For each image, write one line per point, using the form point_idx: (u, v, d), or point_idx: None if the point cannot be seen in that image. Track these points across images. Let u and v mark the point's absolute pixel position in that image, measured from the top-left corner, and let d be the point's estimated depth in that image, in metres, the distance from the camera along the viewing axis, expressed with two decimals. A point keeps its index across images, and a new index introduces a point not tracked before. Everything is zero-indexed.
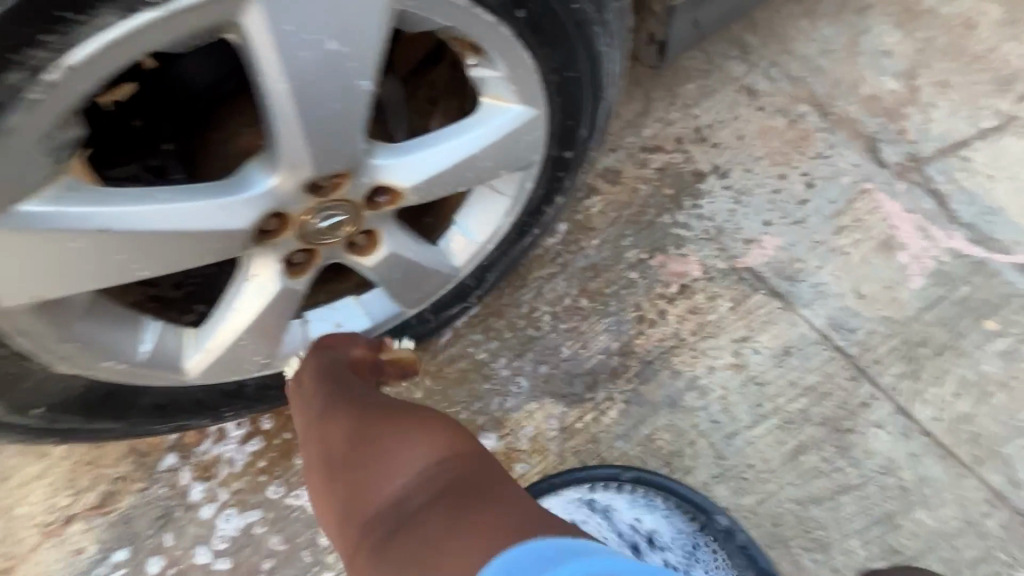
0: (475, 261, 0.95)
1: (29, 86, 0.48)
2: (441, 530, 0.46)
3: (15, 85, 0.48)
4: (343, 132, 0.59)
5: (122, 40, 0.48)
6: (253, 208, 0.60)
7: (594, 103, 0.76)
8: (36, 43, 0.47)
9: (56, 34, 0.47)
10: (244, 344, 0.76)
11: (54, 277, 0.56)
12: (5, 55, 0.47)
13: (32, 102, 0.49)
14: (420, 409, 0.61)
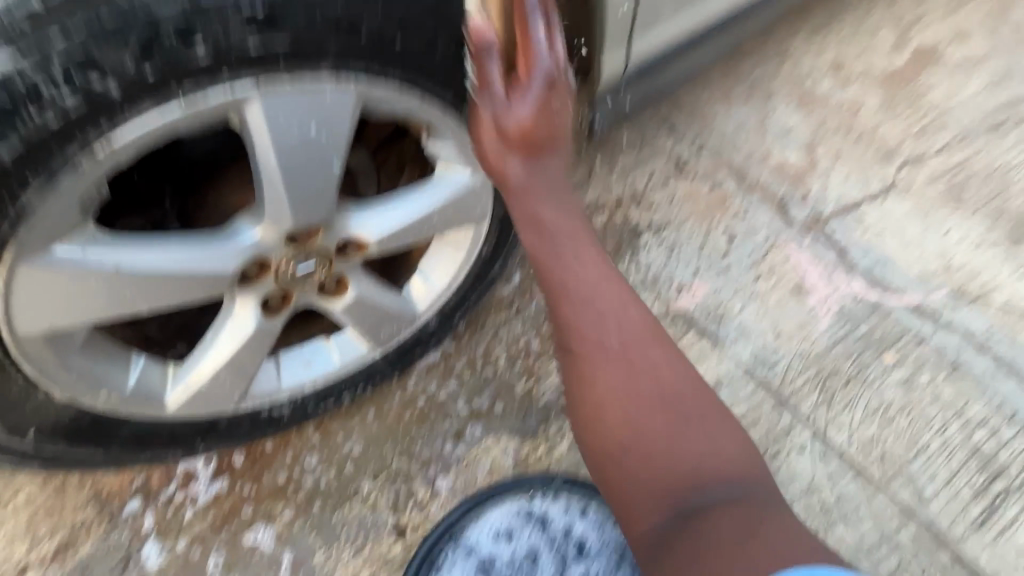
0: (436, 305, 1.07)
1: (77, 156, 0.59)
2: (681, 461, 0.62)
3: (70, 155, 0.59)
4: (320, 194, 0.72)
5: (157, 121, 0.61)
6: (240, 255, 0.71)
7: None
8: (93, 125, 0.58)
9: (109, 118, 0.59)
10: (222, 378, 0.84)
11: (70, 308, 0.65)
12: (70, 133, 0.58)
13: (77, 167, 0.59)
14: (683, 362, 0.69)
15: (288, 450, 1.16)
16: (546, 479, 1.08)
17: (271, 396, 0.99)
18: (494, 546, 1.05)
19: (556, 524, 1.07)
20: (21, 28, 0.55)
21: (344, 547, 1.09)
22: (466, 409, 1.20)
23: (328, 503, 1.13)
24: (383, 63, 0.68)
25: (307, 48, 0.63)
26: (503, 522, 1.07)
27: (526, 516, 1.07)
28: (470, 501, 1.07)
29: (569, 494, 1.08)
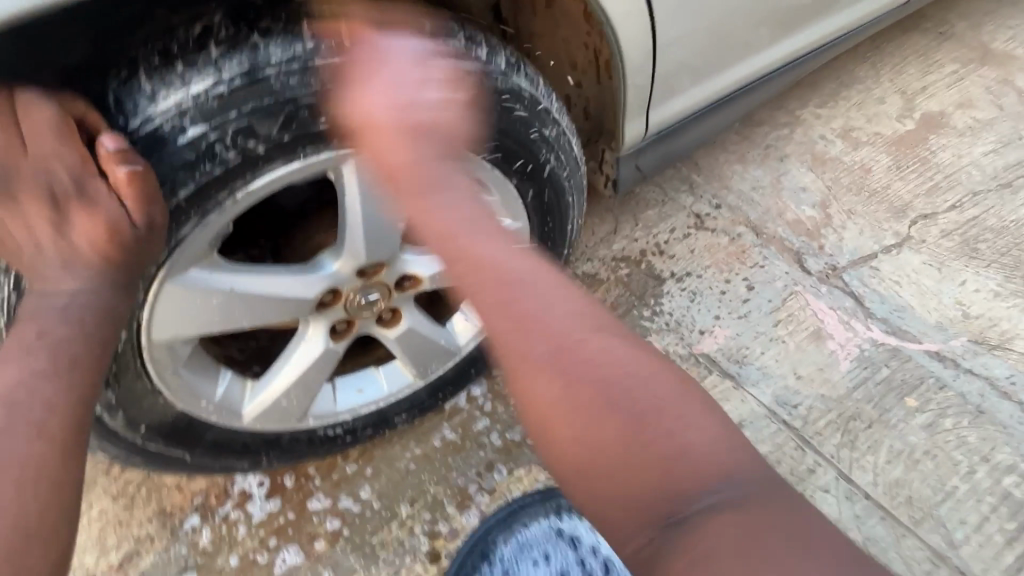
0: (475, 341, 1.19)
1: (210, 206, 0.72)
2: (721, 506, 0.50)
3: (206, 206, 0.72)
4: (388, 236, 0.86)
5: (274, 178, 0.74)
6: (320, 284, 0.85)
7: (562, 221, 1.04)
8: (226, 185, 0.72)
9: (241, 179, 0.72)
10: (291, 393, 0.96)
11: (190, 321, 0.79)
12: (209, 190, 0.71)
13: (209, 215, 0.73)
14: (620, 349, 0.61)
15: (334, 473, 1.25)
16: (573, 495, 1.12)
17: (327, 418, 1.10)
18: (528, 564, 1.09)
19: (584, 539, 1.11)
20: (209, 103, 0.68)
21: (381, 570, 1.16)
22: (499, 440, 1.28)
23: (368, 527, 1.20)
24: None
25: (394, 118, 0.76)
26: (534, 542, 1.11)
27: (555, 534, 1.11)
28: (497, 523, 1.09)
29: (594, 510, 1.12)
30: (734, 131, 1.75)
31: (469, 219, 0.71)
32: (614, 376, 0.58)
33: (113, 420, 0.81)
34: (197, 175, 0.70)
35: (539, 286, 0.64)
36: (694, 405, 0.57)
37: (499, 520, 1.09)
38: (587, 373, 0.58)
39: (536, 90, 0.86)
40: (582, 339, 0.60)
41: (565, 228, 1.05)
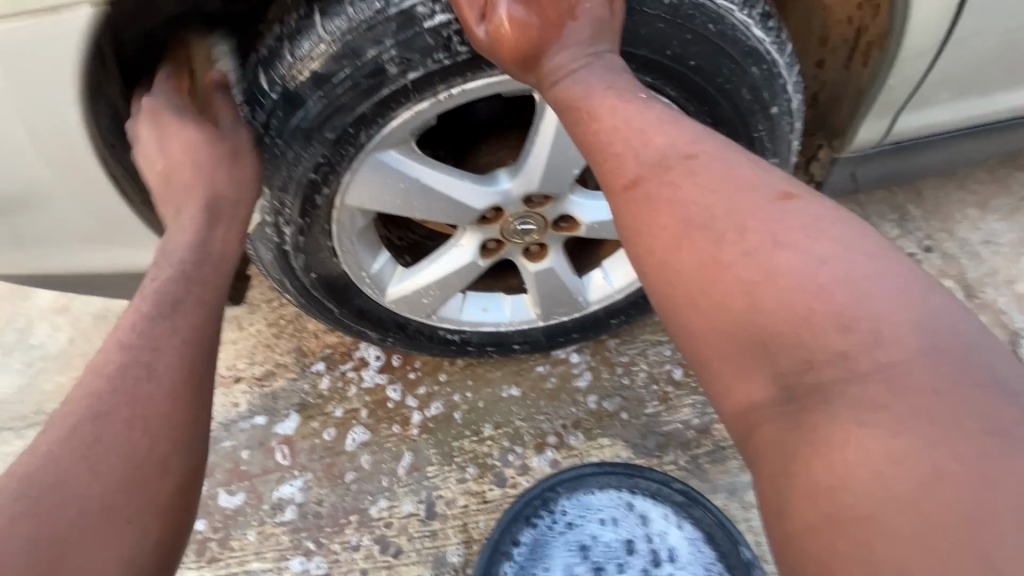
0: (604, 302, 1.18)
1: (424, 95, 0.72)
2: (866, 449, 0.42)
3: (422, 93, 0.72)
4: (566, 171, 0.87)
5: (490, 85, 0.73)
6: (492, 198, 0.88)
7: None
8: (445, 79, 0.71)
9: (461, 77, 0.71)
10: (431, 289, 1.03)
11: (373, 198, 0.82)
12: (431, 80, 0.71)
13: (421, 101, 0.73)
14: (755, 188, 0.55)
15: (437, 373, 1.35)
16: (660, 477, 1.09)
17: (451, 323, 1.16)
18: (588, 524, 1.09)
19: (653, 518, 1.08)
20: None
21: (453, 471, 1.24)
22: (594, 403, 1.28)
23: (451, 430, 1.28)
24: (673, 79, 0.74)
25: (625, 47, 0.70)
26: (602, 505, 1.10)
27: (628, 508, 1.09)
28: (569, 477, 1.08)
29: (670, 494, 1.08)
30: (984, 168, 1.43)
31: (654, 125, 0.62)
32: (730, 262, 0.52)
33: (291, 262, 0.89)
34: (428, 62, 0.69)
35: (705, 162, 0.58)
36: (839, 235, 0.50)
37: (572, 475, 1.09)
38: (722, 205, 0.55)
39: (790, 59, 0.75)
40: (741, 182, 0.56)
41: None
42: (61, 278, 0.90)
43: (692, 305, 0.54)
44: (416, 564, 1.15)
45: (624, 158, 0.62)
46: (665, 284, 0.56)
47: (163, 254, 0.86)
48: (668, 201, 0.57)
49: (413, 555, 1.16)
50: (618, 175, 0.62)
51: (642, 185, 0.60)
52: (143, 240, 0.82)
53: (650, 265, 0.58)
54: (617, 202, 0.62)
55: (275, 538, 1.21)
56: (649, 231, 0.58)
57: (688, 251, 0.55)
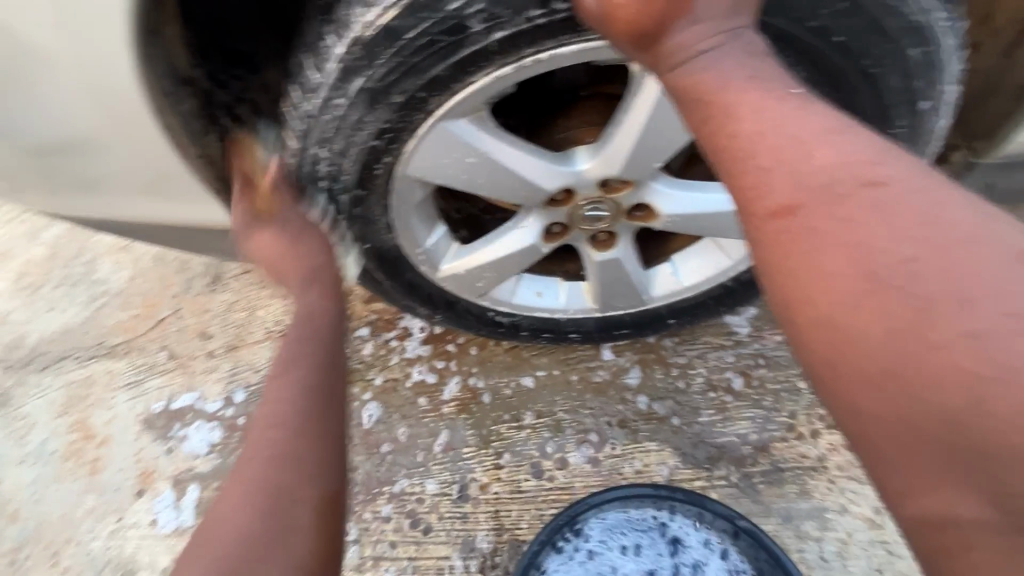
0: (669, 299, 1.08)
1: (506, 58, 0.63)
2: None
3: (504, 56, 0.63)
4: (652, 156, 0.77)
5: (582, 51, 0.64)
6: (565, 179, 0.79)
7: None
8: (533, 42, 0.62)
9: (551, 40, 0.62)
10: (486, 270, 0.97)
11: (435, 170, 0.75)
12: (518, 41, 0.62)
13: (502, 66, 0.64)
14: (977, 234, 0.42)
15: (481, 353, 1.31)
16: (716, 508, 0.98)
17: (502, 305, 1.10)
18: (612, 555, 1.00)
19: (687, 551, 0.99)
20: None
21: (489, 455, 1.20)
22: (643, 404, 1.20)
23: (491, 413, 1.24)
24: (811, 58, 0.62)
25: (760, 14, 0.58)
26: (630, 529, 1.00)
27: (660, 531, 1.00)
28: (605, 498, 0.99)
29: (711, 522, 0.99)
30: None
31: (821, 136, 0.49)
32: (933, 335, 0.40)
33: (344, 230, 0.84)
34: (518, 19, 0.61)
35: (898, 189, 0.45)
36: None
37: (608, 501, 0.99)
38: (930, 256, 0.42)
39: (962, 43, 0.62)
40: (950, 221, 0.43)
41: None
42: (127, 227, 0.91)
43: (868, 382, 0.43)
44: (445, 545, 1.13)
45: (778, 179, 0.48)
46: (829, 349, 0.45)
47: (219, 213, 0.84)
48: (839, 244, 0.45)
49: (442, 534, 1.14)
50: (766, 199, 0.49)
51: (800, 216, 0.47)
52: (202, 198, 0.81)
53: (807, 319, 0.46)
54: (761, 231, 0.49)
55: None
56: (812, 278, 0.46)
57: (869, 313, 0.43)
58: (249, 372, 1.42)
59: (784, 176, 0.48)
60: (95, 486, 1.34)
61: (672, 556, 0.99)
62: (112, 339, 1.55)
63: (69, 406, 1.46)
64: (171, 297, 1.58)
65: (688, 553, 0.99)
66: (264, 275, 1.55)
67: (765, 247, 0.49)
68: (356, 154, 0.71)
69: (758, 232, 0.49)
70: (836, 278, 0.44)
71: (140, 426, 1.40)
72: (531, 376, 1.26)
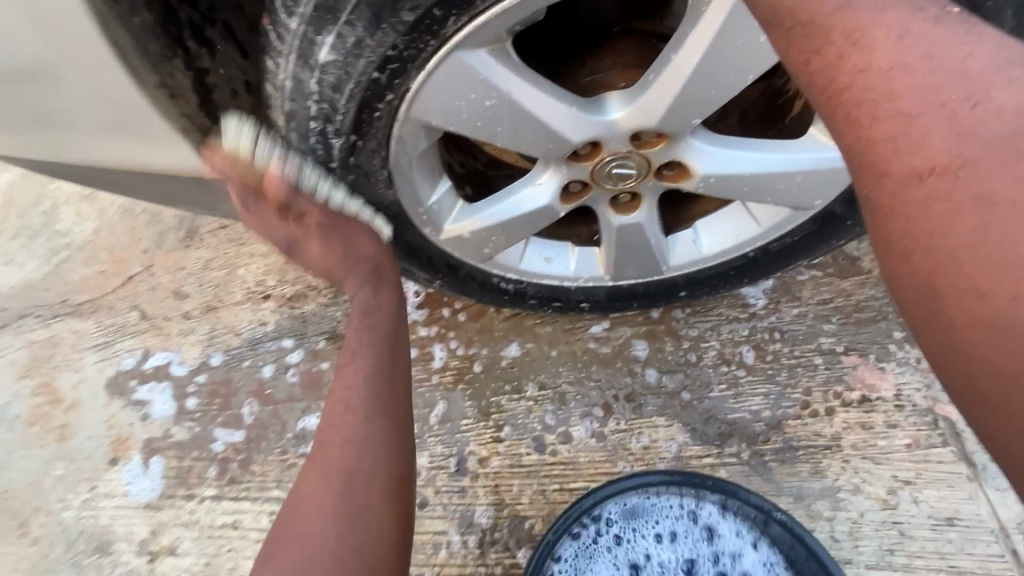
0: (689, 268, 1.00)
1: None
2: None
3: None
4: (697, 105, 0.67)
5: None
6: (594, 129, 0.68)
7: None
8: None
9: None
10: (494, 231, 0.87)
11: (446, 113, 0.63)
12: None
13: None
14: None
15: (480, 320, 1.22)
16: (749, 498, 0.93)
17: (508, 271, 1.01)
18: (646, 543, 0.95)
19: (724, 541, 0.94)
20: None
21: (489, 428, 1.14)
22: (652, 378, 1.14)
23: (491, 384, 1.17)
24: None
25: None
26: (659, 515, 0.96)
27: (692, 519, 0.95)
28: (618, 486, 0.94)
29: (742, 512, 0.94)
30: None
31: (980, 77, 0.43)
32: None
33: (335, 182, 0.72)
34: None
35: None
36: None
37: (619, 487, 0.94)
38: None
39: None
40: None
41: None
42: (75, 169, 0.77)
43: (1002, 358, 0.39)
44: (442, 520, 1.08)
45: (922, 129, 0.43)
46: (966, 325, 0.41)
47: (179, 157, 0.70)
48: (988, 218, 0.41)
49: (439, 509, 1.09)
50: (904, 158, 0.44)
51: (956, 176, 0.42)
52: (156, 137, 0.66)
53: (945, 294, 0.42)
54: (888, 187, 0.45)
55: (297, 468, 1.17)
56: (959, 252, 0.41)
57: (1018, 289, 0.39)
58: (229, 335, 1.32)
59: (927, 119, 0.43)
60: (65, 454, 1.25)
61: (708, 545, 0.94)
62: (77, 297, 1.42)
63: (33, 368, 1.35)
64: (142, 253, 1.45)
65: (720, 543, 0.94)
66: (245, 232, 1.43)
67: (895, 208, 0.44)
68: (349, 86, 0.59)
69: (880, 197, 0.45)
70: (984, 243, 0.40)
71: (111, 392, 1.30)
72: (514, 344, 1.20)
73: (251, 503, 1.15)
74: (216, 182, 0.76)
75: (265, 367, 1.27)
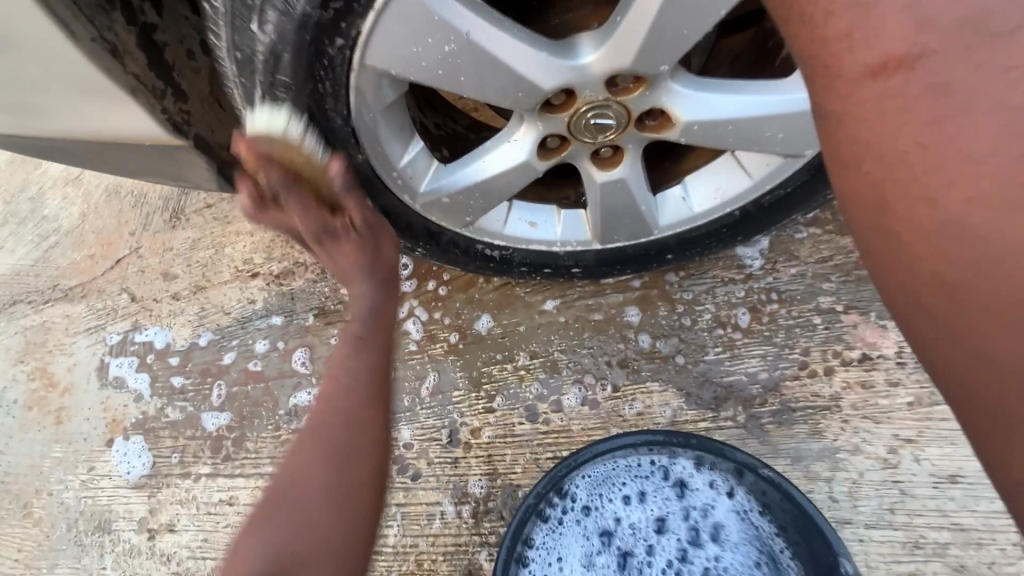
0: (680, 228, 0.96)
1: None
2: None
3: None
4: (673, 42, 0.63)
5: None
6: (565, 73, 0.64)
7: None
8: None
9: None
10: (472, 194, 0.84)
11: (404, 62, 0.60)
12: None
13: None
14: None
15: (469, 290, 1.20)
16: (733, 454, 0.88)
17: (491, 237, 0.98)
18: (614, 506, 0.93)
19: (695, 495, 0.93)
20: None
21: (480, 398, 1.12)
22: (645, 344, 1.11)
23: (482, 354, 1.15)
24: None
25: None
26: (627, 477, 0.94)
27: (663, 476, 0.94)
28: (587, 451, 0.91)
29: (716, 464, 0.92)
30: None
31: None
32: None
33: None
34: None
35: None
36: None
37: (593, 452, 0.90)
38: None
39: None
40: None
41: None
42: (48, 147, 0.77)
43: (949, 263, 0.38)
44: (435, 490, 1.07)
45: (882, 24, 0.39)
46: (908, 234, 0.39)
47: (139, 120, 0.68)
48: (940, 111, 0.37)
49: (431, 480, 1.08)
50: (859, 54, 0.40)
51: (913, 70, 0.38)
52: (113, 98, 0.65)
53: (892, 200, 0.40)
54: (853, 96, 0.41)
55: (289, 444, 1.16)
56: (909, 153, 0.39)
57: (958, 192, 0.37)
58: (219, 314, 1.31)
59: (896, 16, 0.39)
60: (62, 436, 1.26)
61: (681, 503, 0.93)
62: (68, 281, 1.42)
63: (28, 352, 1.36)
64: (129, 235, 1.44)
65: (690, 495, 0.92)
66: (231, 210, 1.41)
67: (861, 124, 0.41)
68: (299, 26, 0.57)
69: (832, 100, 0.42)
70: (955, 162, 0.37)
71: (104, 374, 1.30)
72: (485, 316, 1.18)
73: (246, 480, 1.15)
74: (181, 149, 0.74)
75: (255, 345, 1.26)
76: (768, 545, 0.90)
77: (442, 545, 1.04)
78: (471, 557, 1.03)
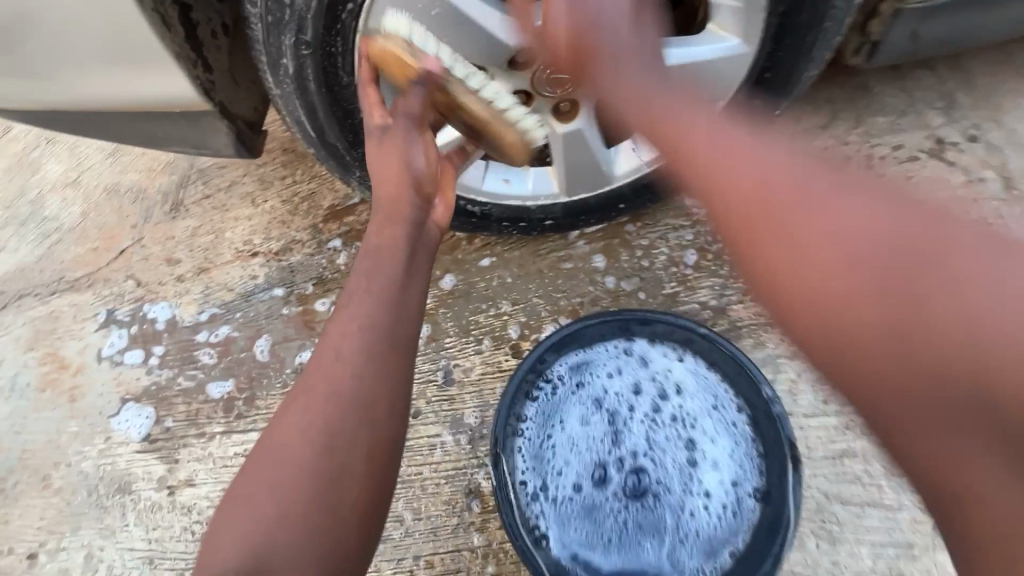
0: (632, 176, 1.15)
1: None
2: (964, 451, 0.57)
3: None
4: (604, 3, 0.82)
5: None
6: (524, 31, 0.83)
7: (796, 54, 0.93)
8: None
9: None
10: (455, 147, 0.99)
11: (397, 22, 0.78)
12: None
13: None
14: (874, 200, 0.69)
15: (454, 251, 1.35)
16: (681, 322, 1.09)
17: (472, 193, 1.14)
18: (597, 380, 1.11)
19: (656, 363, 1.11)
20: None
21: (470, 342, 1.26)
22: (611, 284, 1.27)
23: (469, 304, 1.30)
24: None
25: None
26: (601, 357, 1.13)
27: (627, 352, 1.12)
28: (555, 338, 1.09)
29: (667, 336, 1.11)
30: None
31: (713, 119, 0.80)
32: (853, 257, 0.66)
33: (311, 96, 0.87)
34: None
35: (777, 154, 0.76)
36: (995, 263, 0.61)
37: (561, 336, 1.09)
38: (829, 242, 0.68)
39: None
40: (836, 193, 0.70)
41: (797, 63, 0.94)
42: (98, 118, 0.90)
43: (800, 338, 0.69)
44: (435, 424, 1.20)
45: (695, 148, 0.78)
46: (762, 281, 0.72)
47: (179, 85, 0.83)
48: (750, 197, 0.74)
49: (431, 416, 1.20)
50: (699, 154, 0.78)
51: (733, 168, 0.76)
52: (161, 65, 0.80)
53: (749, 246, 0.74)
54: (700, 182, 0.78)
55: None
56: (747, 214, 0.74)
57: (768, 269, 0.72)
58: (223, 291, 1.42)
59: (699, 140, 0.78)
60: (77, 412, 1.34)
61: (646, 369, 1.11)
62: (72, 273, 1.50)
63: (37, 340, 1.43)
64: (131, 227, 1.54)
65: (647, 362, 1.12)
66: (227, 198, 1.52)
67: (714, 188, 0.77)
68: None
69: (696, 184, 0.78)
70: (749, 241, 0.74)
71: (114, 353, 1.39)
72: (448, 276, 1.32)
73: (259, 433, 1.25)
74: (207, 114, 0.89)
75: (259, 315, 1.37)
76: (716, 390, 1.09)
77: (445, 471, 1.16)
78: (471, 478, 1.15)
